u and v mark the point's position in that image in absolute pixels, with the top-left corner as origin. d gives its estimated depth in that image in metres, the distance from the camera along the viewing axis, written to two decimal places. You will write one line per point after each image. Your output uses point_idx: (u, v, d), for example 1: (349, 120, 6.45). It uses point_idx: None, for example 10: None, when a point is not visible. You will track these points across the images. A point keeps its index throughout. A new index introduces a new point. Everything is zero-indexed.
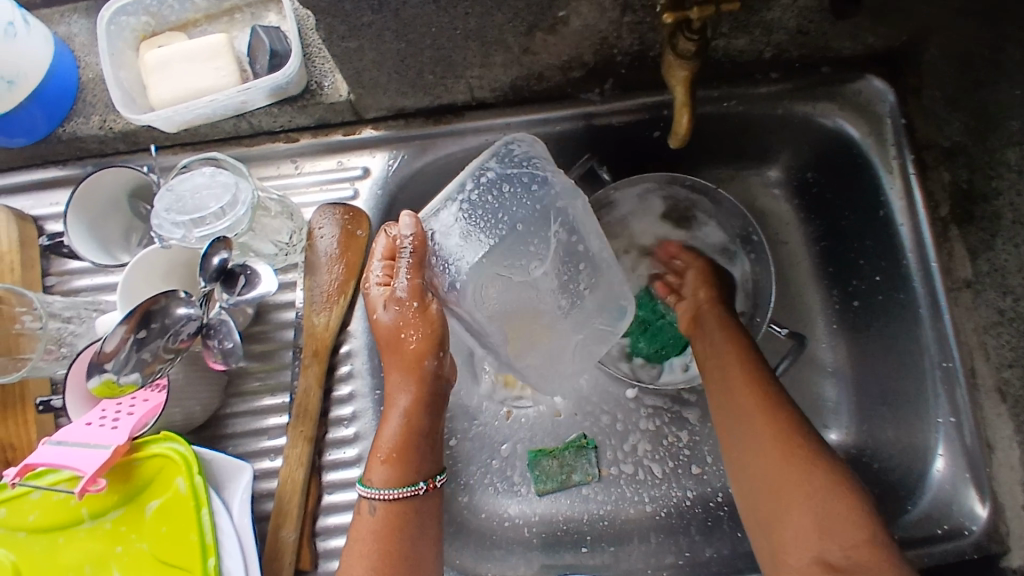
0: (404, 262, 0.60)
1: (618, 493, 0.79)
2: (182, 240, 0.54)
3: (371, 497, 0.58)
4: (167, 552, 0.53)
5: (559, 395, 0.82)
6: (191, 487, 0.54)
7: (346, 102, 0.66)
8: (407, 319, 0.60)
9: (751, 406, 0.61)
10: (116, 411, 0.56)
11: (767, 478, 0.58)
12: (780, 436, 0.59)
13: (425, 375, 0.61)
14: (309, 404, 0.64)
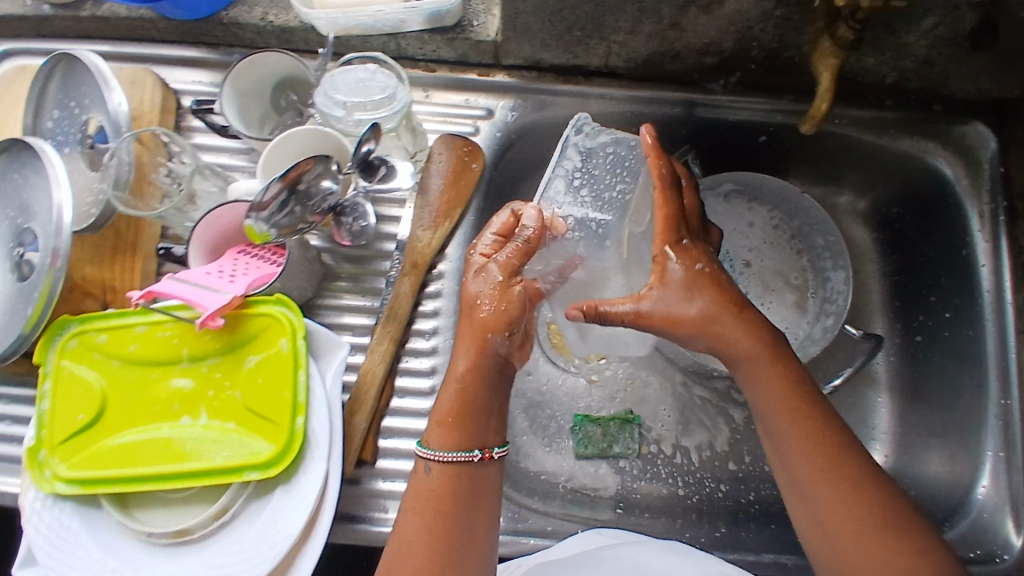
0: (506, 249, 0.63)
1: (653, 472, 0.81)
2: (341, 119, 0.58)
3: (428, 457, 0.60)
4: (254, 400, 0.57)
5: (610, 370, 0.84)
6: (294, 349, 0.57)
7: (491, 43, 0.69)
8: (490, 290, 0.62)
9: (808, 436, 0.57)
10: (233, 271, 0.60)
11: (832, 522, 0.55)
12: (842, 469, 0.56)
13: (486, 348, 0.62)
14: (399, 306, 0.68)
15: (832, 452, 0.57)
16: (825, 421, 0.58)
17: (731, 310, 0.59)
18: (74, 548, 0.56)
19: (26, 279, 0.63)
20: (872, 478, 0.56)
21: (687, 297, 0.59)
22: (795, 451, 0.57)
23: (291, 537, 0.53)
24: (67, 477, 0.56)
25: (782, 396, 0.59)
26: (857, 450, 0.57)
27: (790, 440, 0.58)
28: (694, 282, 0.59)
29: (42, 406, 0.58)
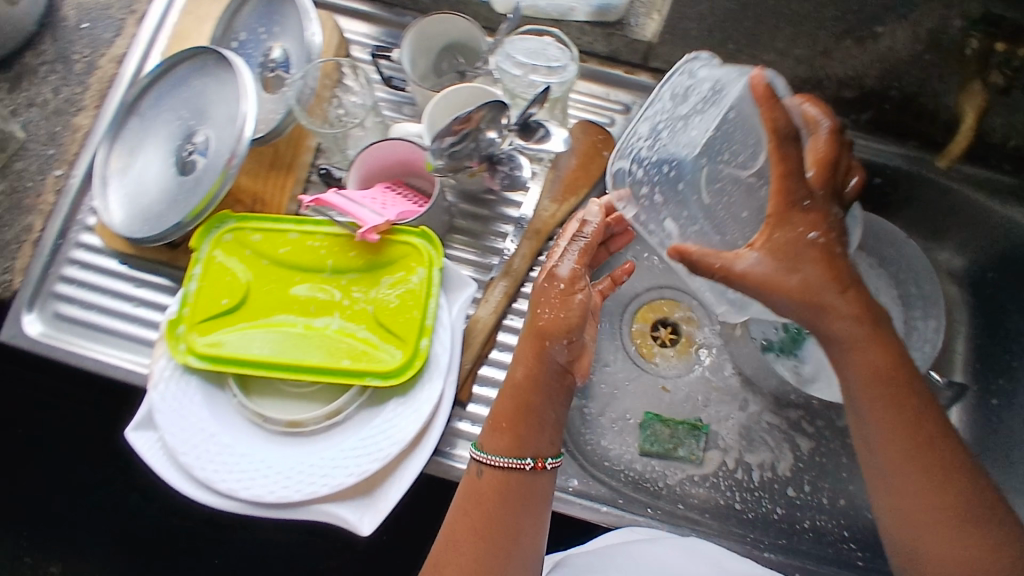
0: (573, 245, 0.63)
1: (713, 483, 0.82)
2: (516, 78, 0.63)
3: (480, 459, 0.60)
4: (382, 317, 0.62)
5: (682, 376, 0.86)
6: (427, 278, 0.62)
7: (645, 43, 0.73)
8: (549, 297, 0.60)
9: (902, 431, 0.53)
10: (382, 202, 0.65)
11: (916, 528, 0.52)
12: (934, 469, 0.52)
13: (544, 355, 0.59)
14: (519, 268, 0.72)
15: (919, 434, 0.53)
16: (921, 413, 0.54)
17: (832, 290, 0.51)
18: (191, 419, 0.59)
19: (191, 173, 0.67)
20: (965, 479, 0.53)
21: (783, 270, 0.51)
22: (882, 446, 0.54)
23: (401, 444, 0.57)
24: (200, 352, 0.60)
25: (882, 386, 0.53)
26: (952, 448, 0.53)
27: (882, 433, 0.54)
28: (803, 252, 0.51)
29: (190, 287, 0.62)
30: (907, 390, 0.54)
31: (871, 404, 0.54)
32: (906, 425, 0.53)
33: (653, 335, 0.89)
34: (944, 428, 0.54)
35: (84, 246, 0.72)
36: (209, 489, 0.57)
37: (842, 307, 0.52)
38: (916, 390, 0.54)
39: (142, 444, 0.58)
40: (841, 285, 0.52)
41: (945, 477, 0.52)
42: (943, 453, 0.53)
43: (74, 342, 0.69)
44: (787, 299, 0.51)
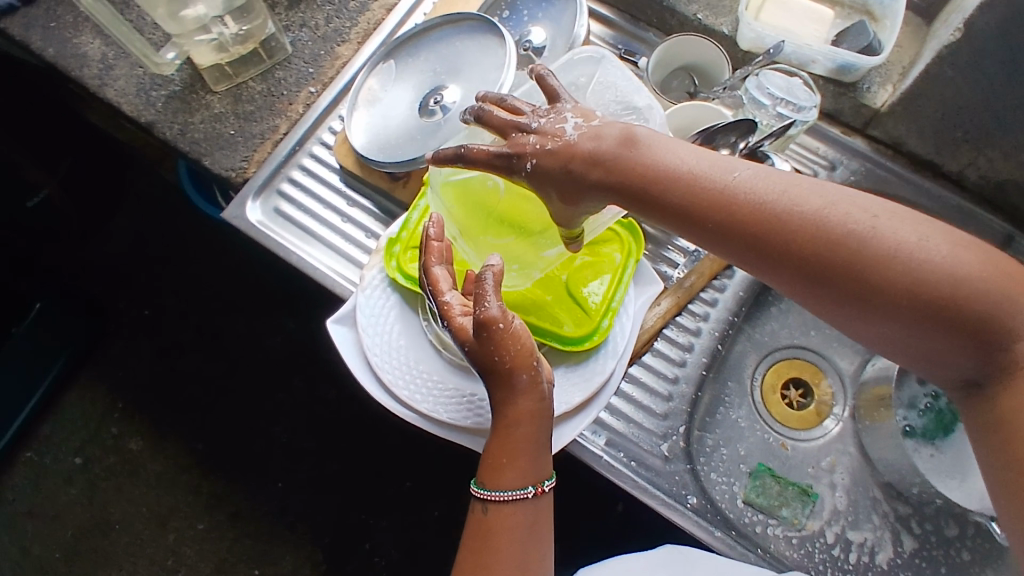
0: (484, 287, 0.55)
1: (807, 551, 0.83)
2: (763, 109, 0.71)
3: (484, 498, 0.58)
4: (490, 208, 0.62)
5: (802, 439, 0.88)
6: (624, 266, 0.67)
7: (874, 110, 0.79)
8: (499, 341, 0.55)
9: (789, 264, 0.51)
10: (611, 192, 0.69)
11: (898, 322, 0.49)
12: (844, 266, 0.49)
13: (519, 389, 0.56)
14: (450, 310, 0.58)
15: (816, 279, 0.51)
16: (756, 218, 0.51)
17: (629, 160, 0.53)
18: (386, 328, 0.64)
19: (433, 120, 0.75)
20: (868, 238, 0.48)
21: (563, 199, 0.56)
22: (811, 295, 0.52)
23: (570, 405, 0.61)
24: (409, 273, 0.65)
25: (720, 230, 0.52)
26: (830, 224, 0.49)
27: (792, 282, 0.52)
28: (599, 162, 0.54)
29: (413, 216, 0.69)
30: (708, 197, 0.52)
31: (803, 283, 0.51)
32: (799, 263, 0.50)
33: (782, 391, 0.90)
34: (812, 211, 0.50)
35: (314, 157, 0.81)
36: (387, 393, 0.62)
37: (615, 159, 0.54)
38: (738, 194, 0.51)
39: (338, 336, 0.63)
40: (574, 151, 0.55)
41: (848, 269, 0.49)
42: (824, 237, 0.49)
43: (284, 236, 0.77)
44: (585, 209, 0.57)
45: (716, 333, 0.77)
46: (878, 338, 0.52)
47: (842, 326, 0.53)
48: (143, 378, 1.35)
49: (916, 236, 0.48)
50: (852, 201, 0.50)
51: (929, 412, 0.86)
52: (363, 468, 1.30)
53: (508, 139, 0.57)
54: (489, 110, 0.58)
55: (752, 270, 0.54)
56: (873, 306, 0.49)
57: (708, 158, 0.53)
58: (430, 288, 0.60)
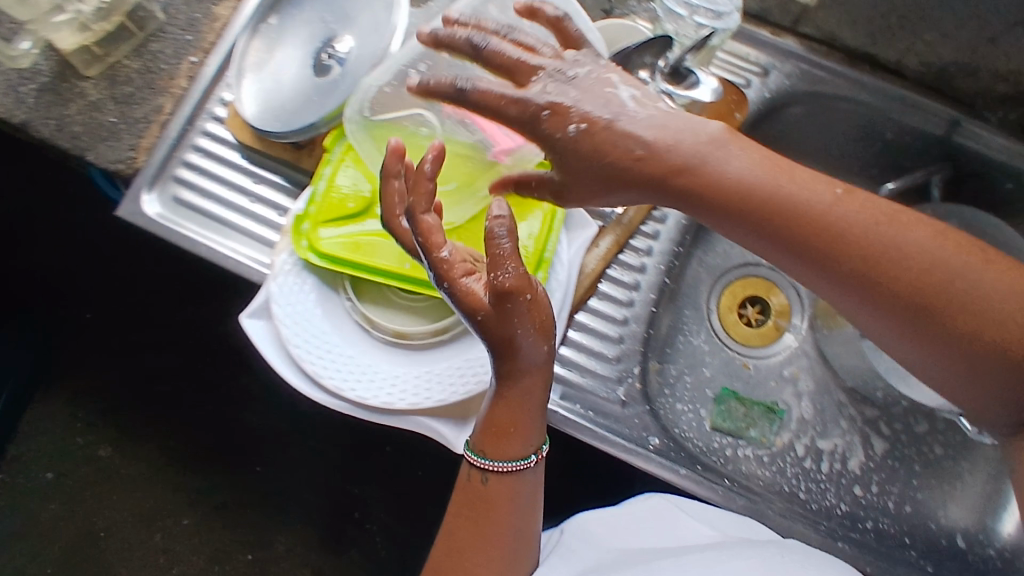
0: (504, 251, 0.48)
1: (780, 468, 0.82)
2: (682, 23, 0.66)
3: (484, 467, 0.56)
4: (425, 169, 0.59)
5: (763, 357, 0.86)
6: (553, 212, 0.63)
7: (802, 6, 0.74)
8: (522, 313, 0.50)
9: (873, 290, 0.49)
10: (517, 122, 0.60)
11: (977, 359, 0.48)
12: (936, 301, 0.47)
13: (535, 363, 0.53)
14: (451, 271, 0.51)
15: (898, 307, 0.49)
16: (851, 240, 0.49)
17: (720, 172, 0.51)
18: (306, 314, 0.60)
19: (329, 76, 0.68)
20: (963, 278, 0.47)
21: (611, 184, 0.53)
22: (877, 317, 0.50)
23: None
24: (323, 251, 0.60)
25: (810, 248, 0.50)
26: (916, 250, 0.48)
27: (869, 312, 0.50)
28: (683, 169, 0.51)
29: (319, 186, 0.63)
30: (804, 215, 0.50)
31: (880, 309, 0.49)
32: (880, 282, 0.49)
33: (739, 311, 0.88)
34: (917, 242, 0.48)
35: (209, 135, 0.74)
36: (316, 384, 0.58)
37: (700, 168, 0.51)
38: (839, 219, 0.49)
39: (255, 332, 0.59)
40: (652, 146, 0.51)
41: (932, 301, 0.48)
42: (917, 267, 0.48)
43: (189, 227, 0.71)
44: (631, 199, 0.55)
45: (661, 267, 0.73)
46: (940, 379, 0.51)
47: (904, 358, 0.52)
48: (98, 385, 1.30)
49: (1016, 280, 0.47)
50: (947, 238, 0.49)
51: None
52: (339, 441, 1.28)
53: (521, 83, 0.53)
54: (492, 44, 0.54)
55: (830, 292, 0.51)
56: (951, 345, 0.48)
57: (804, 177, 0.51)
58: (419, 240, 0.51)
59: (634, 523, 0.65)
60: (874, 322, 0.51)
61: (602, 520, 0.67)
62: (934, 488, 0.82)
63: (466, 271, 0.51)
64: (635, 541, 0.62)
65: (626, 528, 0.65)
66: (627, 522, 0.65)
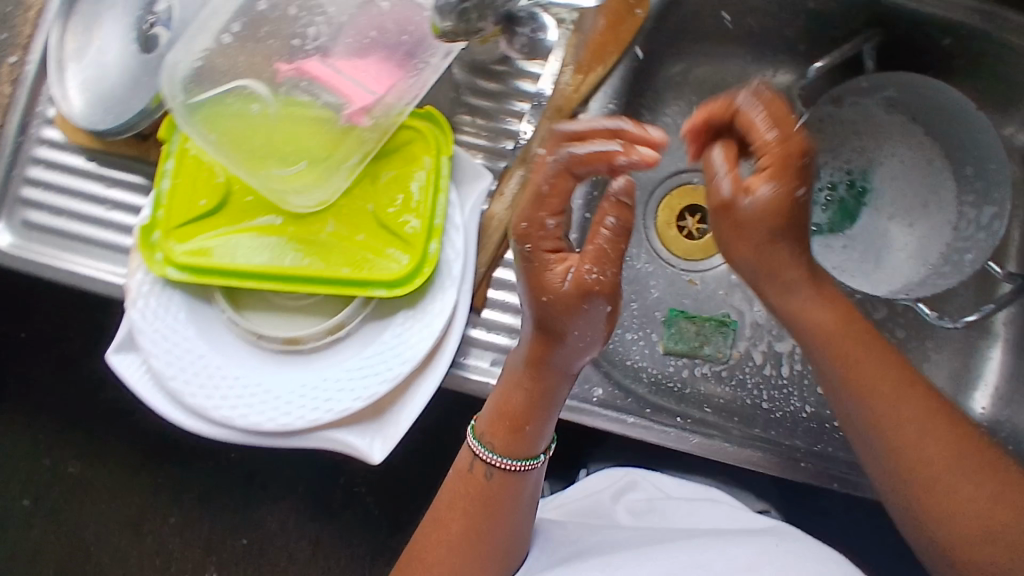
0: (606, 244, 0.45)
1: (739, 381, 0.77)
2: None
3: (490, 463, 0.55)
4: (275, 145, 0.49)
5: (707, 267, 0.81)
6: (437, 168, 0.53)
7: None
8: (593, 320, 0.46)
9: (870, 384, 0.52)
10: (375, 71, 0.50)
11: (885, 478, 0.52)
12: (926, 419, 0.51)
13: (564, 367, 0.50)
14: (540, 240, 0.46)
15: (889, 402, 0.51)
16: (860, 341, 0.52)
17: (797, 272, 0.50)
18: (179, 339, 0.53)
19: (153, 49, 0.59)
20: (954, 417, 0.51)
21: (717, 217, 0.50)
22: (866, 412, 0.52)
23: (411, 364, 0.51)
24: (180, 263, 0.53)
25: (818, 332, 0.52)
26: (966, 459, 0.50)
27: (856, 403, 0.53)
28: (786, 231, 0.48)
29: (163, 186, 0.54)
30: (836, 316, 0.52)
31: (870, 400, 0.52)
32: (889, 392, 0.51)
33: (679, 224, 0.82)
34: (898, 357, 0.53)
35: (44, 142, 0.63)
36: (204, 417, 0.52)
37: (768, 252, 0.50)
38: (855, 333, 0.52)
39: (125, 369, 0.53)
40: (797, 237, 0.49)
41: (915, 412, 0.51)
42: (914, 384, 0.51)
43: (38, 251, 0.62)
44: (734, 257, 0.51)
45: None
46: (934, 492, 0.50)
47: (875, 453, 0.52)
48: None
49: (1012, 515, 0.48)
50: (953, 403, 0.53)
51: (834, 202, 0.78)
52: None
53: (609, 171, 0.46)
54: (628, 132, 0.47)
55: (836, 369, 0.53)
56: (930, 446, 0.50)
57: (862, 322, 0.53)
58: (540, 192, 0.46)
59: (598, 501, 0.66)
60: (865, 405, 0.52)
61: (561, 509, 0.66)
62: None
63: (546, 249, 0.46)
64: (601, 520, 0.63)
65: (589, 507, 0.65)
66: (590, 503, 0.66)
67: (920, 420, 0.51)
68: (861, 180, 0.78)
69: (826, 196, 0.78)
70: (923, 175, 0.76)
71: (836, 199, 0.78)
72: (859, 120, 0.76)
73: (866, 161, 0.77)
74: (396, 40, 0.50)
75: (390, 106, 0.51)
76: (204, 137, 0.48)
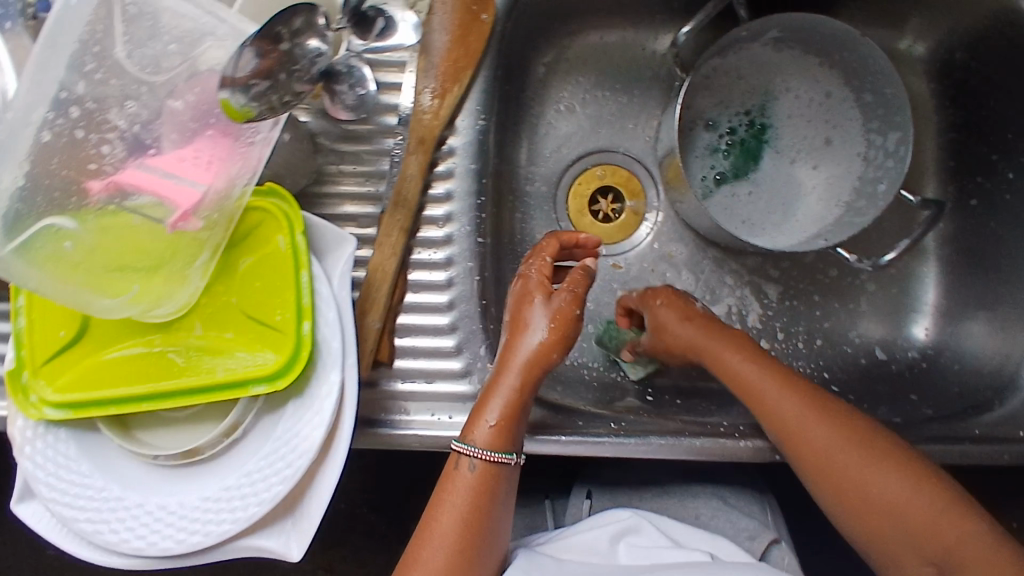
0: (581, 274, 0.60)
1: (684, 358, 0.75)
2: None
3: (473, 454, 0.55)
4: (115, 266, 0.45)
5: (628, 246, 0.78)
6: (292, 247, 0.50)
7: None
8: (567, 324, 0.58)
9: (802, 410, 0.58)
10: (197, 162, 0.46)
11: (824, 499, 0.57)
12: (854, 429, 0.56)
13: (546, 364, 0.58)
14: (536, 273, 0.61)
15: (823, 422, 0.57)
16: (779, 373, 0.60)
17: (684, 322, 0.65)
18: (72, 476, 0.51)
19: None
20: (881, 431, 0.57)
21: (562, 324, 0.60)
22: (809, 436, 0.57)
23: (308, 455, 0.49)
24: (53, 401, 0.50)
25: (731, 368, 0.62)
26: (873, 459, 0.55)
27: (805, 432, 0.57)
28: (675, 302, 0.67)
29: (20, 324, 0.51)
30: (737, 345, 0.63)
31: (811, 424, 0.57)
32: (820, 410, 0.58)
33: (592, 208, 0.78)
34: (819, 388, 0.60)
35: None
36: (116, 550, 0.51)
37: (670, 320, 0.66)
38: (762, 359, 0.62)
39: (30, 518, 0.52)
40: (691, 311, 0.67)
41: (847, 429, 0.57)
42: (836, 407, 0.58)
43: None
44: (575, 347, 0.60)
45: (469, 229, 0.63)
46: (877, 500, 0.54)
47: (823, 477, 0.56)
48: None
49: (923, 505, 0.53)
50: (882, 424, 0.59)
51: (735, 146, 0.75)
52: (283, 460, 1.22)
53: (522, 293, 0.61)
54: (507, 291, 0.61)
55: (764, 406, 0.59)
56: (866, 453, 0.55)
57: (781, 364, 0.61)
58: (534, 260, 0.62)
59: (600, 540, 0.64)
60: (803, 431, 0.57)
61: (564, 544, 0.63)
62: (839, 309, 0.76)
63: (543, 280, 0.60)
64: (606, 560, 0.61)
65: (591, 545, 0.63)
66: (590, 541, 0.64)
67: (854, 434, 0.56)
68: (759, 117, 0.75)
69: (724, 145, 0.75)
70: (824, 108, 0.73)
71: (730, 146, 0.75)
72: (748, 68, 0.73)
73: (761, 97, 0.74)
74: (200, 134, 0.46)
75: (222, 198, 0.48)
76: (31, 281, 0.43)
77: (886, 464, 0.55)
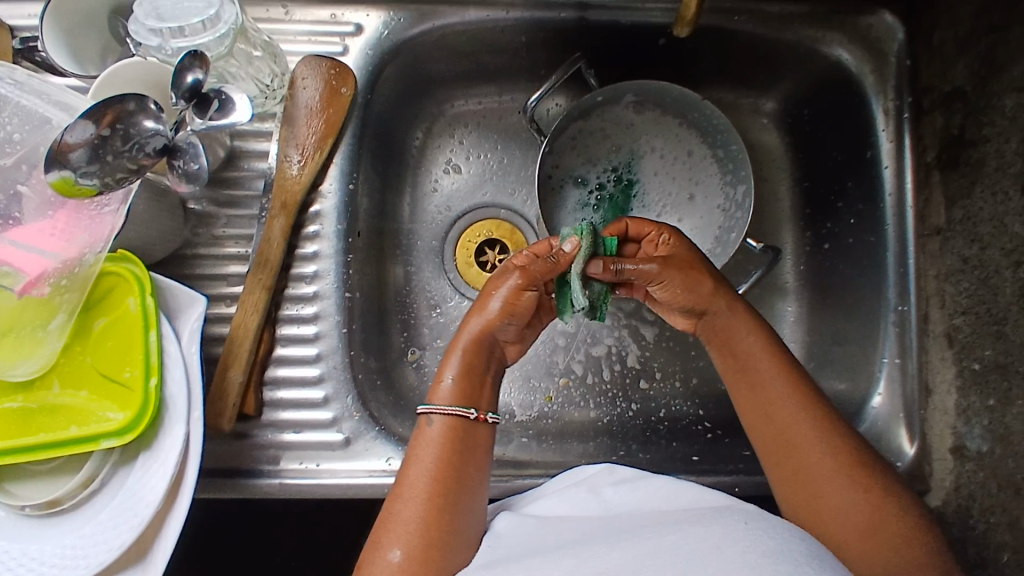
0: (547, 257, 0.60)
1: (566, 397, 0.80)
2: (159, 49, 0.55)
3: (429, 409, 0.56)
4: None
5: None
6: (142, 308, 0.54)
7: None
8: (516, 300, 0.60)
9: (795, 395, 0.56)
10: (52, 229, 0.51)
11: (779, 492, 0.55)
12: (840, 429, 0.55)
13: (491, 330, 0.61)
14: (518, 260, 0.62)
15: (813, 411, 0.55)
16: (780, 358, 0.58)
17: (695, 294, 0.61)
18: None
19: None
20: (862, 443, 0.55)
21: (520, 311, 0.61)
22: (795, 416, 0.55)
23: (154, 505, 0.52)
24: None
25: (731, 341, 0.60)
26: (843, 472, 0.52)
27: (791, 410, 0.55)
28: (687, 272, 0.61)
29: None
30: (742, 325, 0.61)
31: (799, 406, 0.55)
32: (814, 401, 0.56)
33: (478, 258, 0.82)
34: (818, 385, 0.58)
35: None
36: None
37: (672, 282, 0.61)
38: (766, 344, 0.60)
39: None
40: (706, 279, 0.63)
41: (834, 428, 0.54)
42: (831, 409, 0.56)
43: None
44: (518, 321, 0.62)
45: (338, 284, 0.67)
46: (835, 495, 0.52)
47: (789, 459, 0.54)
48: None
49: (876, 520, 0.50)
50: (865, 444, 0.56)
51: (604, 201, 0.79)
52: None
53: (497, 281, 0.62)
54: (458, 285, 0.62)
55: (755, 376, 0.58)
56: (842, 452, 0.53)
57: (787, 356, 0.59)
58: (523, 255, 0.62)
59: (579, 491, 0.55)
60: (788, 407, 0.56)
61: (550, 501, 0.56)
62: None
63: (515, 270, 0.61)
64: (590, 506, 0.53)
65: (570, 498, 0.55)
66: (568, 494, 0.56)
67: (838, 432, 0.54)
68: (626, 172, 0.79)
69: (595, 196, 0.79)
70: (686, 163, 0.78)
71: (602, 198, 0.79)
72: (614, 129, 0.78)
73: (627, 154, 0.78)
74: (44, 212, 0.51)
75: (73, 266, 0.52)
76: None
77: (854, 474, 0.52)
